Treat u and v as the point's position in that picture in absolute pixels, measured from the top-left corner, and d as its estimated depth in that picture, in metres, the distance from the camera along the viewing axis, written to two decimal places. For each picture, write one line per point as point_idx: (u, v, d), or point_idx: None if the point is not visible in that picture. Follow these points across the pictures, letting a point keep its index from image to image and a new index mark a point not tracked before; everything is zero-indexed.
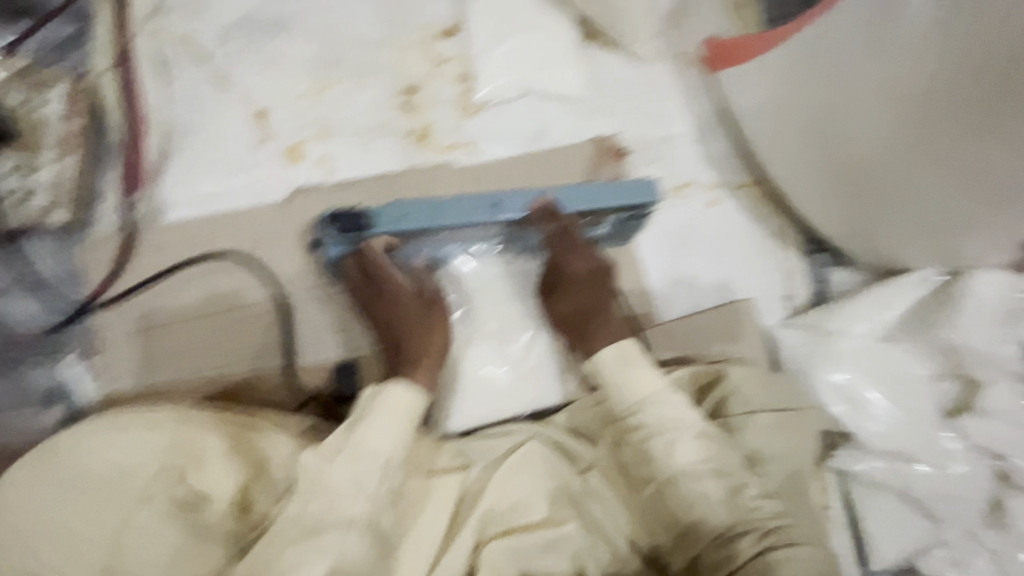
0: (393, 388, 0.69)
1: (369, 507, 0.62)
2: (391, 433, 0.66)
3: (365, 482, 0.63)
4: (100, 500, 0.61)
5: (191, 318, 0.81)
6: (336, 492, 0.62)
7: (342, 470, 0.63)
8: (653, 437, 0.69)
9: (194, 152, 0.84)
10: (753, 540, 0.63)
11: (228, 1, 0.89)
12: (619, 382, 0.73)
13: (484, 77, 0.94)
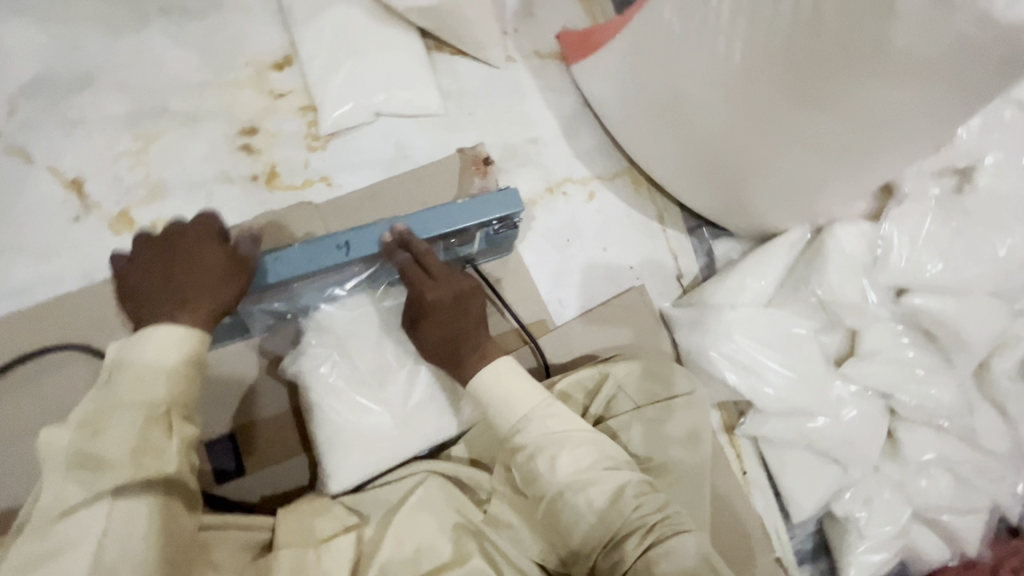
0: (156, 328, 0.55)
1: (162, 459, 0.51)
2: (161, 374, 0.53)
3: (136, 431, 0.50)
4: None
5: (23, 426, 0.71)
6: (108, 459, 0.49)
7: (98, 432, 0.49)
8: (538, 454, 0.68)
9: (3, 240, 0.75)
10: (638, 540, 0.62)
11: (18, 67, 0.80)
12: (496, 404, 0.71)
13: (326, 106, 0.88)
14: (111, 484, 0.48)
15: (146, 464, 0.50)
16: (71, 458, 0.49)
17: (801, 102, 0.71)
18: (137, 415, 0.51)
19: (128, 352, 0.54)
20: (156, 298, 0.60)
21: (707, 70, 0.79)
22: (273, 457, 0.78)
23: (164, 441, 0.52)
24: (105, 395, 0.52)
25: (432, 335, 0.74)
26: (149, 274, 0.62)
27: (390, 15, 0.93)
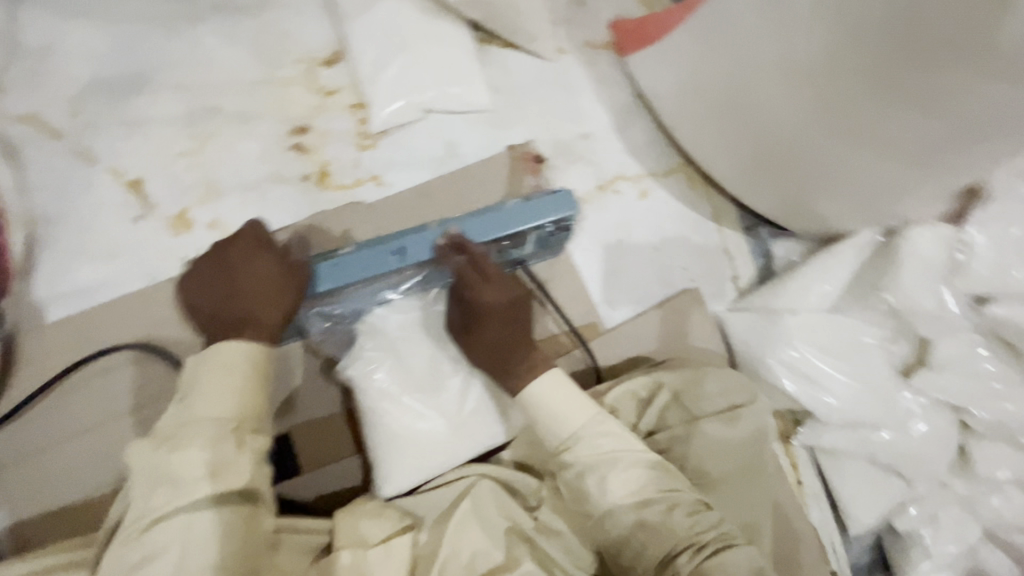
0: (220, 347, 0.57)
1: (235, 472, 0.51)
2: (228, 392, 0.55)
3: (209, 447, 0.51)
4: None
5: (92, 424, 0.72)
6: (185, 475, 0.49)
7: (174, 451, 0.50)
8: (587, 473, 0.67)
9: (69, 241, 0.76)
10: (690, 556, 0.61)
11: (77, 67, 0.80)
12: (547, 417, 0.70)
13: (376, 103, 0.87)
14: (189, 499, 0.49)
15: (221, 480, 0.50)
16: (151, 474, 0.50)
17: (886, 100, 0.66)
18: (210, 432, 0.51)
19: (199, 372, 0.56)
20: (223, 313, 0.61)
21: (778, 64, 0.74)
22: (326, 457, 0.79)
23: (235, 456, 0.52)
24: (178, 414, 0.53)
25: (488, 335, 0.73)
26: (214, 283, 0.63)
27: (440, 8, 0.90)
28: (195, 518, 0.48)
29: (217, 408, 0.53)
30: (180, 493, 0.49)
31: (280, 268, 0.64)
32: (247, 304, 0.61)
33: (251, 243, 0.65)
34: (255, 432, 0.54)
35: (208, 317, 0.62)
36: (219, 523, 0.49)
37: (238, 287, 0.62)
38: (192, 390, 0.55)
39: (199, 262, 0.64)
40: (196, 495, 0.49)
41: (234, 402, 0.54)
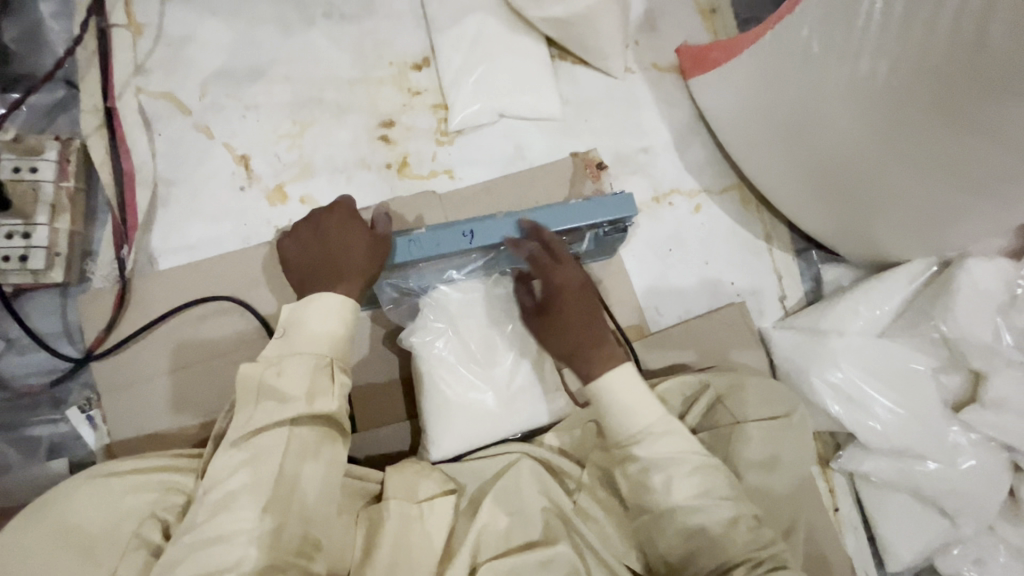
0: (317, 299, 0.64)
1: (329, 400, 0.60)
2: (323, 333, 0.63)
3: (308, 376, 0.60)
4: (75, 562, 0.54)
5: (189, 363, 0.82)
6: (291, 396, 0.59)
7: (281, 374, 0.60)
8: (652, 469, 0.67)
9: (181, 202, 0.86)
10: (747, 570, 0.62)
11: (206, 54, 0.90)
12: (619, 407, 0.70)
13: (456, 105, 0.96)
14: (291, 414, 0.58)
15: (316, 402, 0.59)
16: (258, 390, 0.59)
17: (950, 130, 0.69)
18: (310, 362, 0.60)
19: (299, 315, 0.63)
20: (319, 268, 0.69)
21: (844, 92, 0.78)
22: (381, 420, 0.85)
23: (329, 386, 0.61)
24: (281, 346, 0.62)
25: (570, 316, 0.74)
26: (310, 245, 0.71)
27: (522, 24, 0.99)
28: (297, 430, 0.59)
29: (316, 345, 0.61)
30: (282, 409, 0.58)
31: (369, 237, 0.71)
32: (341, 263, 0.68)
33: (347, 213, 0.73)
34: (344, 370, 0.62)
35: (301, 272, 0.70)
36: (309, 443, 0.59)
37: (331, 249, 0.70)
38: (292, 330, 0.63)
39: (299, 226, 0.73)
40: (297, 412, 0.58)
41: (328, 342, 0.63)
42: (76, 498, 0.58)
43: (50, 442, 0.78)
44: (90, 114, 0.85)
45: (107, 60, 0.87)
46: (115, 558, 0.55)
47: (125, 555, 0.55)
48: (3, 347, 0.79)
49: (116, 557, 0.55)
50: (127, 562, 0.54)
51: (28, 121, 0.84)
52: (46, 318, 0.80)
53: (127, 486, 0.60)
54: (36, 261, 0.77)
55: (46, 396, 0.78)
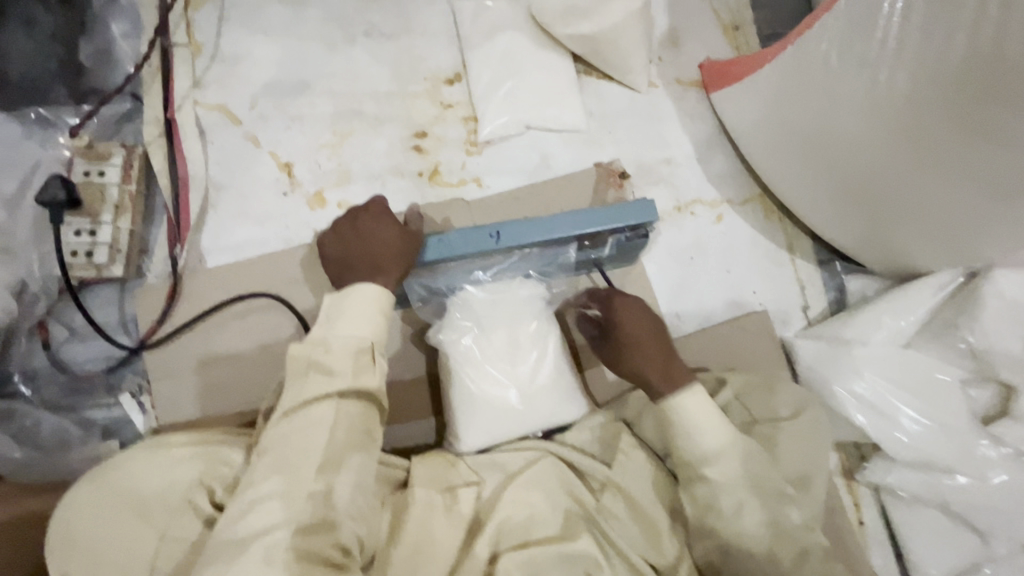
0: (357, 288, 0.68)
1: (372, 377, 0.65)
2: (361, 318, 0.67)
3: (354, 355, 0.65)
4: (136, 524, 0.60)
5: (233, 354, 0.87)
6: (340, 370, 0.64)
7: (329, 351, 0.65)
8: (713, 489, 0.72)
9: (228, 205, 0.92)
10: None
11: (257, 70, 0.98)
12: (685, 434, 0.74)
13: (487, 117, 1.01)
14: (338, 389, 0.63)
15: (362, 378, 0.64)
16: (309, 365, 0.65)
17: (970, 138, 0.70)
18: (354, 344, 0.65)
19: (339, 304, 0.68)
20: (357, 263, 0.73)
21: (862, 104, 0.80)
22: (407, 412, 0.89)
23: (374, 364, 0.66)
24: (325, 329, 0.67)
25: (630, 329, 0.78)
26: (347, 240, 0.76)
27: (550, 42, 1.04)
28: (344, 403, 0.63)
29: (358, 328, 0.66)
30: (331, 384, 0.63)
31: (401, 232, 0.76)
32: (376, 256, 0.73)
33: (382, 209, 0.78)
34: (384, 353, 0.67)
35: (340, 266, 0.75)
36: (348, 416, 0.63)
37: (367, 243, 0.74)
38: (334, 317, 0.67)
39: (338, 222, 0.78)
40: (345, 385, 0.63)
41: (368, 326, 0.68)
42: (137, 470, 0.62)
43: (105, 423, 0.83)
44: (152, 123, 0.92)
45: (169, 75, 0.94)
46: (166, 521, 0.61)
47: (177, 518, 0.61)
48: (64, 335, 0.85)
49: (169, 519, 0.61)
50: (177, 522, 0.61)
51: (98, 130, 0.91)
52: (105, 309, 0.87)
53: (179, 461, 0.63)
54: (101, 256, 0.84)
55: (102, 380, 0.84)
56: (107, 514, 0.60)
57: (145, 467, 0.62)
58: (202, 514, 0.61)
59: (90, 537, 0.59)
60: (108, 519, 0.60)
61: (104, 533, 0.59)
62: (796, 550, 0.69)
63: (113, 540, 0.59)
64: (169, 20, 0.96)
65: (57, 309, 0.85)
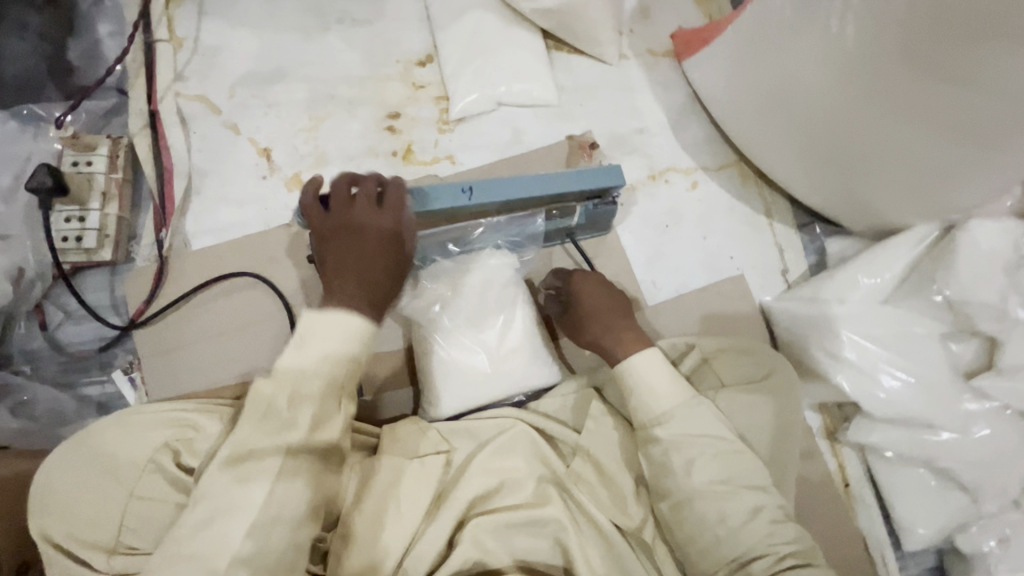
0: (336, 314, 0.66)
1: (329, 431, 0.64)
2: (330, 361, 0.64)
3: (319, 405, 0.63)
4: (109, 487, 0.64)
5: (218, 333, 0.91)
6: (298, 421, 0.62)
7: (292, 399, 0.62)
8: (673, 451, 0.74)
9: (210, 190, 0.96)
10: (768, 564, 0.67)
11: (235, 60, 1.02)
12: (639, 395, 0.78)
13: (457, 95, 1.03)
14: (290, 443, 0.61)
15: (319, 433, 0.62)
16: (265, 411, 0.61)
17: (926, 81, 0.70)
18: (321, 388, 0.63)
19: (315, 330, 0.65)
20: (341, 271, 0.69)
21: (820, 58, 0.79)
22: (387, 384, 0.92)
23: (337, 411, 0.65)
24: (292, 365, 0.63)
25: (588, 301, 0.86)
26: (343, 247, 0.70)
27: (518, 19, 1.06)
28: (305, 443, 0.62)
29: (324, 378, 0.63)
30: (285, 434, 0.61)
31: (393, 264, 0.71)
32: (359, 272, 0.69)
33: (389, 220, 0.71)
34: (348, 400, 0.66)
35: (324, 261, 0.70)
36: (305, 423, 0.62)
37: (359, 252, 0.69)
38: (302, 356, 0.63)
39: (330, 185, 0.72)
40: (298, 441, 0.61)
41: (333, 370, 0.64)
42: (109, 439, 0.66)
43: (99, 400, 0.88)
44: (136, 116, 0.97)
45: (152, 69, 0.99)
46: (136, 480, 0.64)
47: (147, 479, 0.64)
48: (60, 318, 0.90)
49: (139, 481, 0.64)
50: (147, 482, 0.64)
51: (85, 123, 0.96)
52: (97, 293, 0.91)
53: (151, 431, 0.67)
54: (89, 241, 0.88)
55: (95, 359, 0.89)
56: (83, 478, 0.64)
57: (117, 438, 0.66)
58: (168, 475, 0.64)
59: (65, 496, 0.63)
60: (83, 483, 0.64)
61: (81, 489, 0.63)
62: (754, 507, 0.70)
63: (89, 495, 0.63)
64: (150, 17, 1.01)
65: (53, 294, 0.90)
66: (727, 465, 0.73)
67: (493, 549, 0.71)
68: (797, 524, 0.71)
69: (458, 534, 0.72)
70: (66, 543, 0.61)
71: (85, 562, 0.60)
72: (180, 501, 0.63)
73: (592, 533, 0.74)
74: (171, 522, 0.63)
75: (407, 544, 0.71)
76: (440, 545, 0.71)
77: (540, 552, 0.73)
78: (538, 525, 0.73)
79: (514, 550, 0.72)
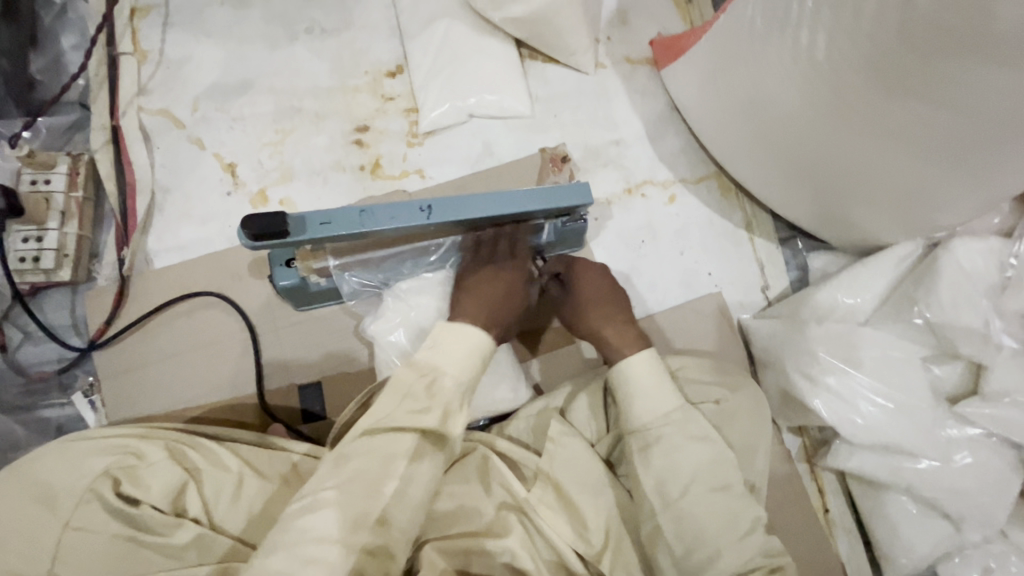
0: (471, 328, 0.73)
1: (453, 425, 0.69)
2: (460, 361, 0.71)
3: (452, 395, 0.69)
4: (40, 515, 0.64)
5: (176, 354, 0.89)
6: (434, 406, 0.68)
7: (431, 386, 0.69)
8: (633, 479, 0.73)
9: (174, 207, 0.95)
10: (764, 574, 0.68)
11: (200, 73, 1.00)
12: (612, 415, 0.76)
13: (426, 107, 1.00)
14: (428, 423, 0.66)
15: (450, 422, 0.68)
16: (406, 392, 0.68)
17: (898, 97, 0.66)
18: (453, 383, 0.69)
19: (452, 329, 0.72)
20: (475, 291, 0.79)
21: (790, 72, 0.76)
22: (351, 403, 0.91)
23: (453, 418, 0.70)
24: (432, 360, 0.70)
25: (587, 292, 0.86)
26: (487, 277, 0.81)
27: (490, 27, 1.03)
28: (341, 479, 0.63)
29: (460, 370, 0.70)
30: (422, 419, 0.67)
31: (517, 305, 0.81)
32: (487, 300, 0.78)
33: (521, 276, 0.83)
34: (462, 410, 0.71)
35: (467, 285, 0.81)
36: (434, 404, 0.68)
37: (495, 287, 0.80)
38: (444, 351, 0.71)
39: (268, 231, 0.65)
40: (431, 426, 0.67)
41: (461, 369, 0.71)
42: (46, 463, 0.66)
43: (59, 422, 0.87)
44: (98, 131, 0.95)
45: (114, 83, 0.97)
46: (71, 509, 0.64)
47: (81, 508, 0.64)
48: (20, 339, 0.89)
49: (72, 509, 0.64)
50: (83, 513, 0.64)
51: (46, 139, 0.95)
52: (58, 313, 0.90)
53: (93, 455, 0.67)
54: (47, 261, 0.87)
55: (56, 380, 0.88)
56: (16, 506, 0.63)
57: (57, 463, 0.66)
58: (104, 502, 0.65)
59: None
60: (15, 512, 0.63)
61: (10, 518, 0.63)
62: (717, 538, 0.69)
63: (20, 525, 0.63)
64: (112, 30, 0.99)
65: (13, 315, 0.89)
66: (721, 473, 0.72)
67: None
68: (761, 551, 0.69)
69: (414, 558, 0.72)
70: None
71: None
72: (118, 532, 0.64)
73: (550, 565, 0.72)
74: (103, 555, 0.63)
75: None
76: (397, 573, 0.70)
77: None
78: (495, 554, 0.71)
79: None
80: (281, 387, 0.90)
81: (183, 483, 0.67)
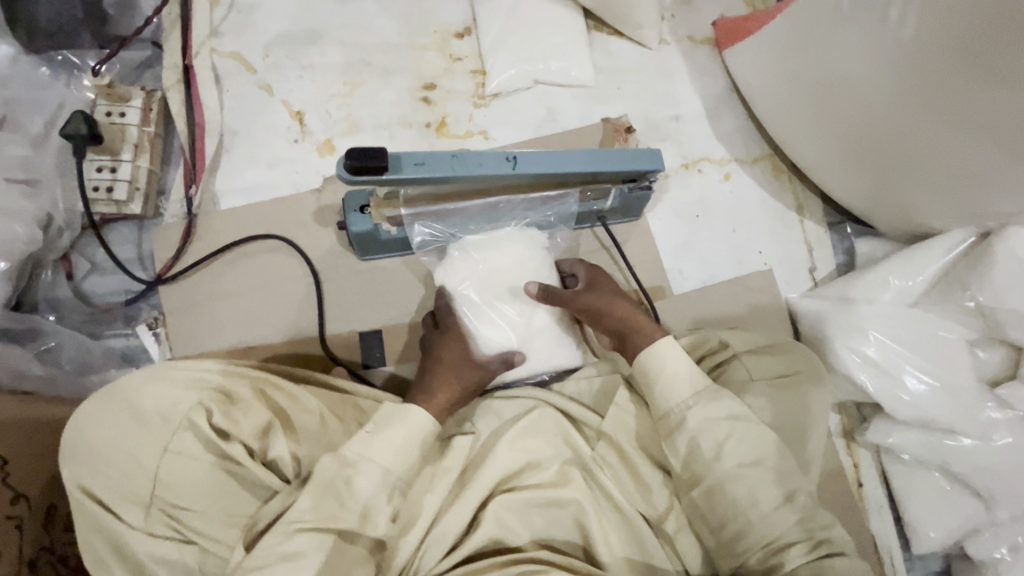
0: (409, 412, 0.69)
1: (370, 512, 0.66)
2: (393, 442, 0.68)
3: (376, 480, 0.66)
4: (138, 436, 0.66)
5: (242, 295, 0.91)
6: (347, 494, 0.65)
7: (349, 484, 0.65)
8: (699, 437, 0.71)
9: (241, 150, 0.96)
10: (802, 552, 0.66)
11: (272, 20, 1.00)
12: (663, 384, 0.75)
13: (494, 70, 1.01)
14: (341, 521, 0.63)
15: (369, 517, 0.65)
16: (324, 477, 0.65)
17: (983, 76, 0.68)
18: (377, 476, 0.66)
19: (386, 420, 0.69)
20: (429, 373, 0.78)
21: (875, 47, 0.78)
22: (404, 357, 0.91)
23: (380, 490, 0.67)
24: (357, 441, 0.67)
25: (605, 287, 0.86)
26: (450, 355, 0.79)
27: None
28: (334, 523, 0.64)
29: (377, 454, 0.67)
30: (337, 497, 0.65)
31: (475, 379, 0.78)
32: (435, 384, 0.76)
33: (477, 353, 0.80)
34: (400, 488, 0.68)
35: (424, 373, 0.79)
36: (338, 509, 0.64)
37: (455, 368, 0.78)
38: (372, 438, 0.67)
39: (368, 163, 0.65)
40: (347, 519, 0.64)
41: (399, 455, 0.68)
42: (141, 391, 0.67)
43: (122, 350, 0.88)
44: (171, 70, 0.95)
45: (187, 24, 0.97)
46: (168, 435, 0.66)
47: (178, 433, 0.66)
48: (85, 269, 0.90)
49: (169, 434, 0.66)
50: (180, 439, 0.66)
51: (120, 72, 0.97)
52: (124, 245, 0.92)
53: (188, 389, 0.68)
54: (120, 192, 0.88)
55: (123, 312, 0.90)
56: (116, 428, 0.66)
57: (153, 394, 0.67)
58: (198, 431, 0.66)
59: (102, 447, 0.65)
60: (114, 432, 0.66)
61: (113, 437, 0.66)
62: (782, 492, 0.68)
63: (123, 445, 0.65)
64: None
65: (80, 245, 0.91)
66: (755, 446, 0.71)
67: (513, 529, 0.72)
68: (825, 513, 0.69)
69: (480, 514, 0.72)
70: (98, 489, 0.64)
71: (120, 513, 0.64)
72: (214, 461, 0.66)
73: (612, 515, 0.74)
74: (202, 479, 0.66)
75: (434, 518, 0.71)
76: (462, 525, 0.71)
77: (559, 532, 0.73)
78: (559, 504, 0.73)
79: (534, 529, 0.73)
80: (340, 333, 0.91)
81: (270, 422, 0.69)
